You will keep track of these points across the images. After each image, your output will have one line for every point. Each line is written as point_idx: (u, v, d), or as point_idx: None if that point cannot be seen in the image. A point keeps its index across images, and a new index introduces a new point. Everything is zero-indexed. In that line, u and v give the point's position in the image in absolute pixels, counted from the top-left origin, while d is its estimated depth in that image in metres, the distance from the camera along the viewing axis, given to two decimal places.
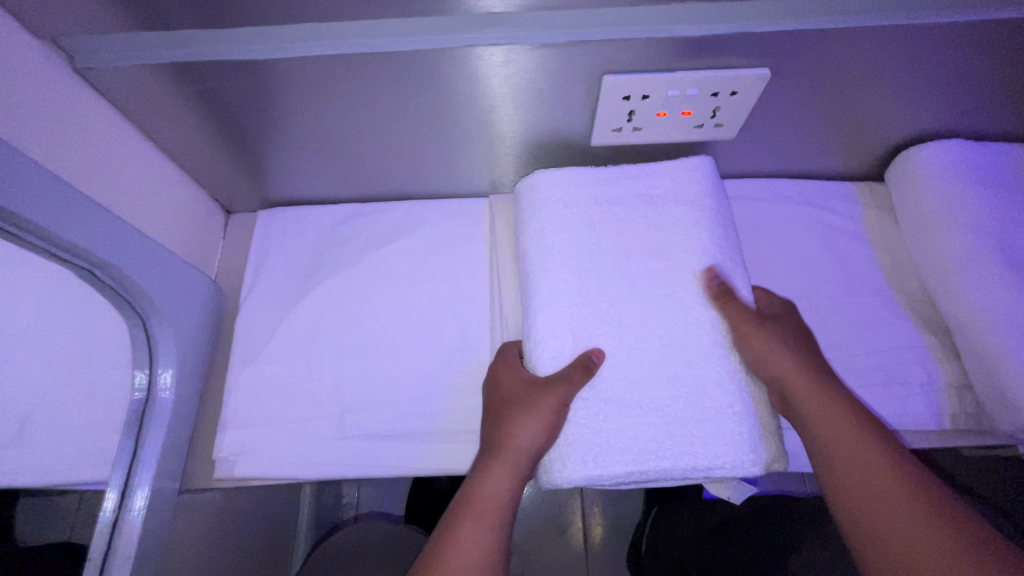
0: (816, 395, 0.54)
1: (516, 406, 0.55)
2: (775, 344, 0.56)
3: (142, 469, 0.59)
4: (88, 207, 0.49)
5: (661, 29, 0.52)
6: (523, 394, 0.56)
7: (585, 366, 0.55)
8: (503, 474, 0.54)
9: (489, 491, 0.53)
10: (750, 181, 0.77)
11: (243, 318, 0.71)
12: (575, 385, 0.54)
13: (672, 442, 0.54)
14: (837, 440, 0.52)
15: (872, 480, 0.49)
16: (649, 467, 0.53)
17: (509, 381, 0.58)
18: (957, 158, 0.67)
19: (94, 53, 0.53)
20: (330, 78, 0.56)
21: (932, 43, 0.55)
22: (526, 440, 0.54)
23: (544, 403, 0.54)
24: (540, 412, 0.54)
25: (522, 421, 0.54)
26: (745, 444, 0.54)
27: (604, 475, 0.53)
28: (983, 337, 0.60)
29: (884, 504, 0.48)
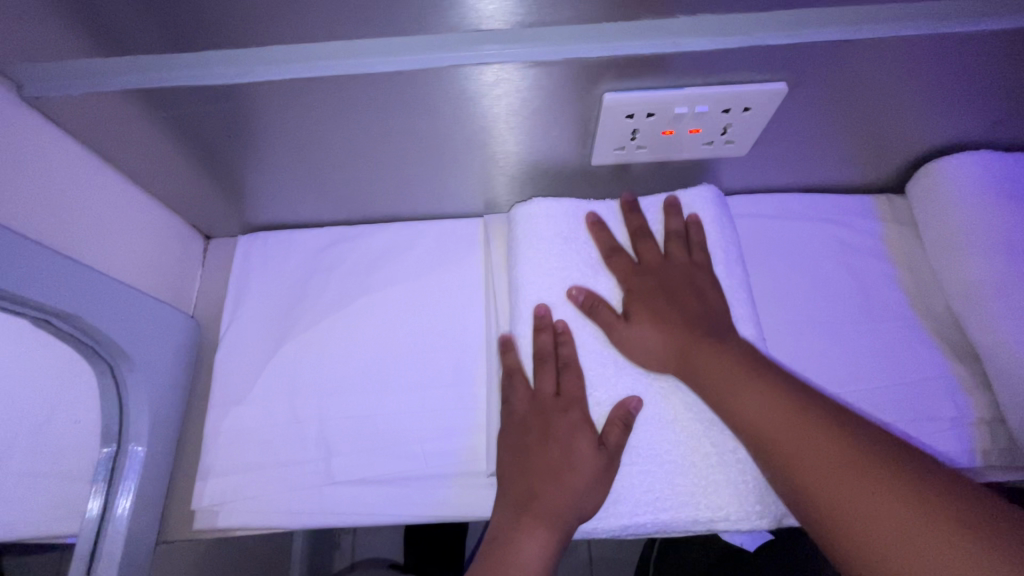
0: (708, 354, 0.52)
1: (554, 459, 0.52)
2: (643, 329, 0.55)
3: (114, 524, 0.55)
4: (40, 257, 0.44)
5: (669, 42, 0.47)
6: (575, 451, 0.52)
7: (626, 421, 0.53)
8: (541, 539, 0.49)
9: (526, 555, 0.49)
10: (761, 197, 0.72)
11: (221, 355, 0.66)
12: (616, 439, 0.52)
13: (671, 490, 0.52)
14: (745, 395, 0.49)
15: (796, 431, 0.45)
16: (649, 517, 0.52)
17: (559, 426, 0.53)
18: (985, 171, 0.62)
19: (44, 81, 0.48)
20: (307, 100, 0.51)
21: (958, 52, 0.50)
22: (576, 506, 0.50)
23: (585, 455, 0.52)
24: (596, 475, 0.51)
25: (570, 486, 0.51)
26: (750, 492, 0.51)
27: (599, 527, 0.52)
28: (1017, 368, 0.56)
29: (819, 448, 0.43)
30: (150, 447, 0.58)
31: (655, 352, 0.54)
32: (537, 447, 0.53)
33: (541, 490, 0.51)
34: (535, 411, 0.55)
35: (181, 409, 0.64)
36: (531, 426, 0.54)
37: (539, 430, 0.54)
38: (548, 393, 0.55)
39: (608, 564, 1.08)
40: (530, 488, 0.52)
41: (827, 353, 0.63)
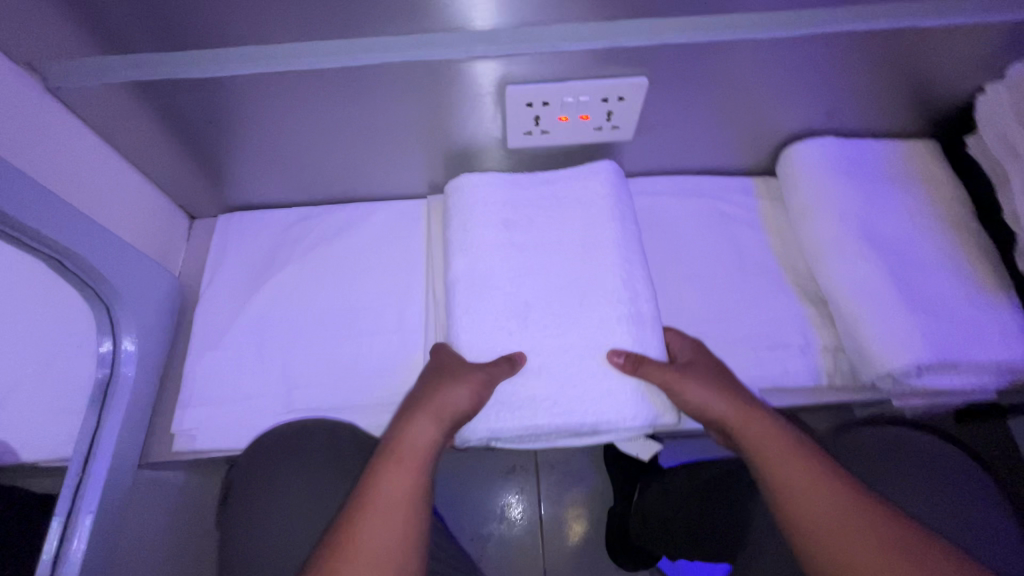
0: (741, 413, 0.63)
1: (441, 374, 0.64)
2: (701, 390, 0.63)
3: (106, 437, 0.66)
4: (59, 203, 0.57)
5: (548, 46, 0.62)
6: (453, 369, 0.63)
7: (510, 362, 0.64)
8: (420, 432, 0.62)
9: (409, 442, 0.61)
10: (660, 179, 0.86)
11: (201, 310, 0.78)
12: (494, 366, 0.63)
13: (565, 400, 0.64)
14: (765, 445, 0.61)
15: (801, 470, 0.58)
16: (546, 421, 0.63)
17: (444, 358, 0.66)
18: (828, 152, 0.78)
19: (65, 75, 0.62)
20: (270, 92, 0.65)
21: (778, 54, 0.66)
22: (450, 411, 0.61)
23: (464, 371, 0.63)
24: (465, 384, 0.62)
25: (446, 396, 0.62)
26: (626, 401, 0.64)
27: (504, 427, 0.63)
28: (849, 303, 0.70)
29: (815, 483, 0.58)
30: (138, 374, 0.70)
31: (713, 408, 0.63)
32: (427, 376, 0.65)
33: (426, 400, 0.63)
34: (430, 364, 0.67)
35: (164, 354, 0.75)
36: (429, 360, 0.67)
37: (434, 361, 0.66)
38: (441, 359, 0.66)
39: (560, 525, 1.18)
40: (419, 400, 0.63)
41: (706, 300, 0.77)
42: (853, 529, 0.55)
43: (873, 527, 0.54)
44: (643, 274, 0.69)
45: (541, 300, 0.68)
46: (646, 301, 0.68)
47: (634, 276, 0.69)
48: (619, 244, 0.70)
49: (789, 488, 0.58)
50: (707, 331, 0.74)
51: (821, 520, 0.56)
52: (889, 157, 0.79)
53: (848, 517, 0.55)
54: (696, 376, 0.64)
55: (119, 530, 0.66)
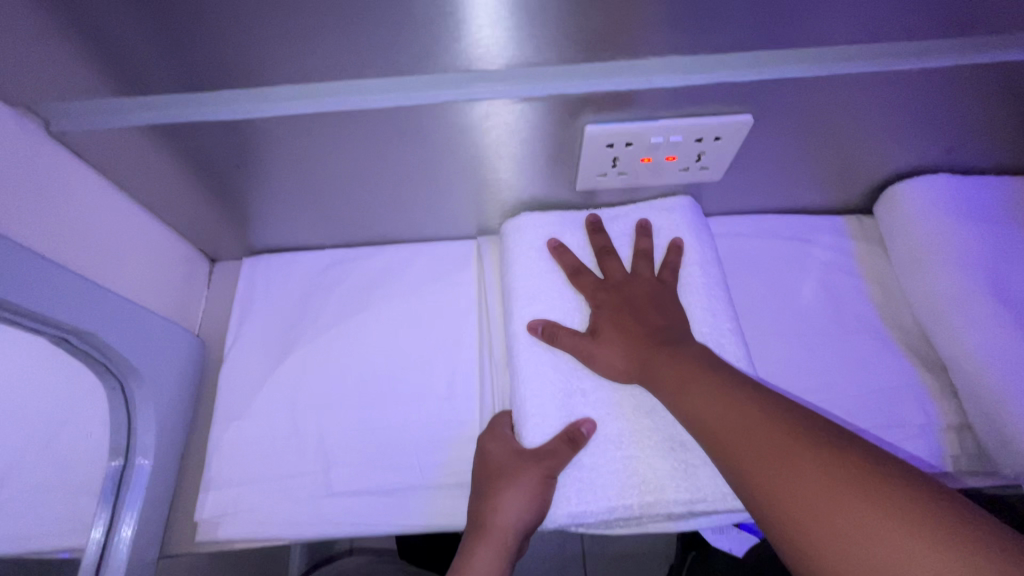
0: (668, 362, 0.52)
1: (497, 483, 0.57)
2: (606, 344, 0.57)
3: (121, 536, 0.57)
4: (63, 276, 0.48)
5: (641, 80, 0.52)
6: (508, 469, 0.57)
7: (571, 438, 0.55)
8: (489, 554, 0.55)
9: (475, 572, 0.54)
10: (740, 218, 0.76)
11: (226, 374, 0.69)
12: (554, 457, 0.55)
13: (652, 474, 0.55)
14: (697, 395, 0.49)
15: (750, 420, 0.44)
16: (636, 499, 0.54)
17: (497, 453, 0.59)
18: (947, 193, 0.66)
19: (72, 118, 0.52)
20: (309, 134, 0.55)
21: (908, 87, 0.55)
22: (515, 520, 0.55)
23: (526, 476, 0.55)
24: (526, 492, 0.55)
25: (509, 506, 0.55)
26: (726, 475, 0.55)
27: (589, 509, 0.54)
28: (983, 378, 0.59)
29: (784, 453, 0.41)
30: (156, 461, 0.61)
31: (620, 367, 0.56)
32: (483, 482, 0.58)
33: (486, 513, 0.57)
34: (484, 464, 0.59)
35: (185, 425, 0.67)
36: (482, 455, 0.60)
37: (483, 461, 0.59)
38: (496, 455, 0.59)
39: None
40: (480, 513, 0.57)
41: (801, 363, 0.67)
42: (839, 508, 0.36)
43: (874, 498, 0.36)
44: (731, 323, 0.61)
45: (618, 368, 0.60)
46: (738, 358, 0.58)
47: (719, 325, 0.60)
48: (700, 290, 0.62)
49: (758, 467, 0.41)
50: (805, 402, 0.65)
51: (803, 501, 0.38)
52: (1015, 198, 0.68)
53: (829, 488, 0.37)
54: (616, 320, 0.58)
55: None
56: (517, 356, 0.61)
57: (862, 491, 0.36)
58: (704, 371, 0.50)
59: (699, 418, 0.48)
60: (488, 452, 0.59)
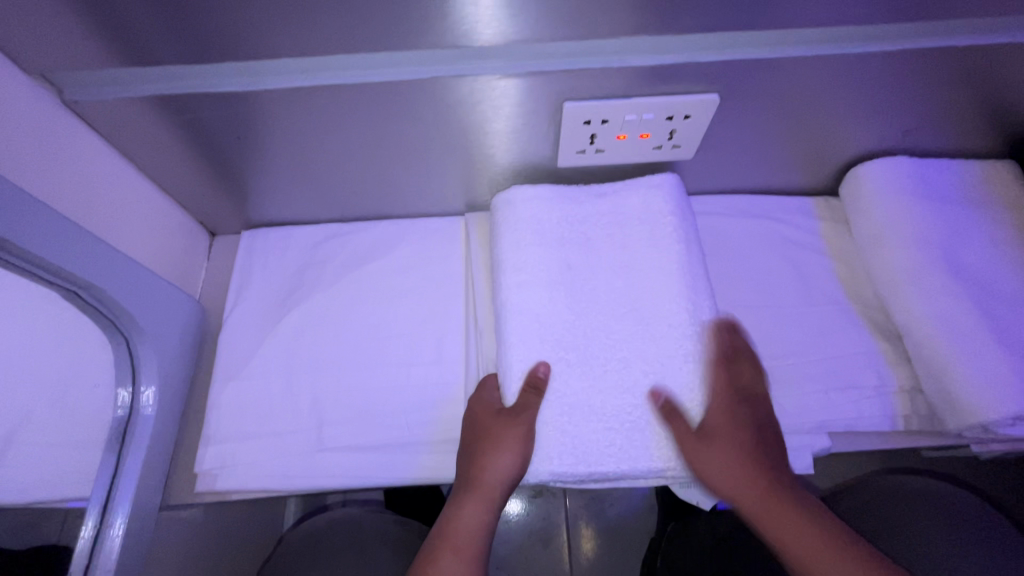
0: (772, 488, 0.58)
1: (482, 440, 0.61)
2: (711, 451, 0.58)
3: (126, 481, 0.61)
4: (75, 231, 0.52)
5: (614, 59, 0.56)
6: (493, 428, 0.60)
7: (537, 384, 0.60)
8: (476, 509, 0.60)
9: (464, 524, 0.59)
10: (715, 199, 0.81)
11: (224, 338, 0.73)
12: (531, 412, 0.59)
13: (629, 441, 0.59)
14: (789, 524, 0.57)
15: (822, 542, 0.56)
16: (613, 466, 0.59)
17: (482, 412, 0.62)
18: (903, 173, 0.71)
19: (84, 88, 0.56)
20: (305, 108, 0.59)
21: (862, 70, 0.60)
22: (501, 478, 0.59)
23: (509, 434, 0.59)
24: (506, 447, 0.59)
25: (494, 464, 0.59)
26: None
27: (567, 471, 0.59)
28: (931, 342, 0.64)
29: (795, 526, 0.57)
30: (159, 411, 0.65)
31: (727, 477, 0.58)
32: (470, 442, 0.62)
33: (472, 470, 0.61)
34: (470, 423, 0.63)
35: (186, 385, 0.70)
36: (471, 416, 0.64)
37: (470, 421, 0.64)
38: (480, 414, 0.63)
39: (592, 553, 1.11)
40: (467, 471, 0.61)
41: (768, 332, 0.72)
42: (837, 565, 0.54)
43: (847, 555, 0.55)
44: (709, 302, 0.64)
45: (602, 334, 0.63)
46: (714, 336, 0.63)
47: (699, 304, 0.63)
48: (682, 269, 0.65)
49: (777, 526, 0.57)
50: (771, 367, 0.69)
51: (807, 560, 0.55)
52: (969, 179, 0.73)
53: None
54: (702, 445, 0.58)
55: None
56: (506, 321, 0.64)
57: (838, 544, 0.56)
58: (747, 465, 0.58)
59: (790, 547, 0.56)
60: (474, 412, 0.64)
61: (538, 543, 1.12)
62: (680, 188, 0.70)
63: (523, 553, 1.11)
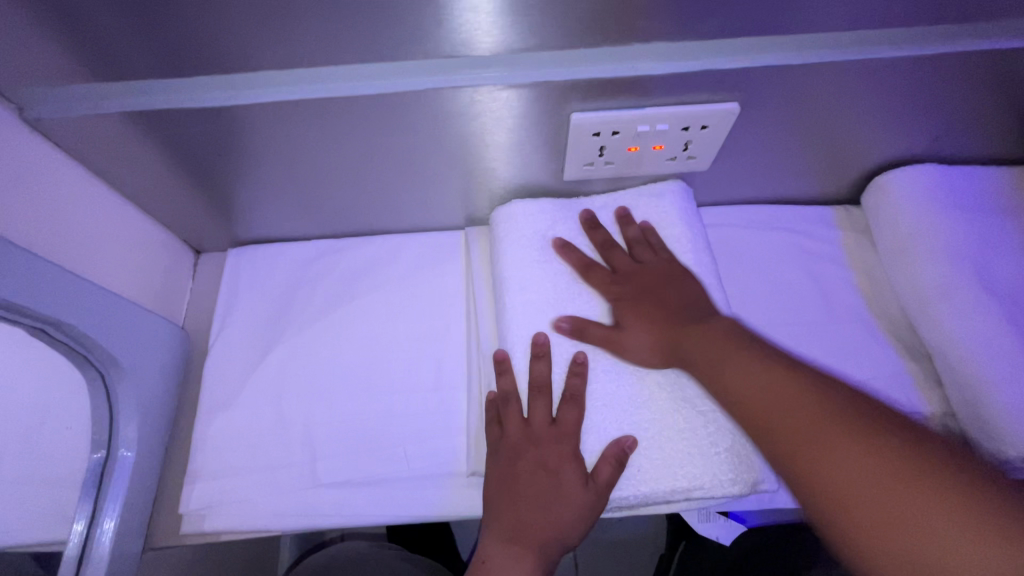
0: (699, 339, 0.54)
1: (546, 496, 0.54)
2: (632, 333, 0.58)
3: (103, 529, 0.57)
4: (40, 264, 0.47)
5: (626, 67, 0.51)
6: (560, 486, 0.54)
7: (620, 457, 0.54)
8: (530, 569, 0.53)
9: None
10: (727, 209, 0.76)
11: (210, 366, 0.69)
12: (608, 484, 0.54)
13: (648, 469, 0.55)
14: (730, 372, 0.51)
15: (756, 385, 0.48)
16: (631, 490, 0.55)
17: (547, 467, 0.55)
18: (932, 183, 0.66)
19: (47, 104, 0.51)
20: (290, 122, 0.54)
21: (895, 76, 0.55)
22: (562, 526, 0.54)
23: (577, 498, 0.53)
24: (576, 513, 0.53)
25: (558, 507, 0.54)
26: (722, 464, 0.54)
27: None
28: (966, 367, 0.59)
29: (739, 366, 0.50)
30: (139, 452, 0.61)
31: (644, 346, 0.58)
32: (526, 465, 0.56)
33: (529, 508, 0.54)
34: (527, 434, 0.57)
35: (169, 418, 0.66)
36: (525, 465, 0.56)
37: (527, 467, 0.56)
38: (543, 422, 0.57)
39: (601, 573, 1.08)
40: (521, 505, 0.55)
41: (788, 352, 0.67)
42: (776, 405, 0.47)
43: (927, 488, 0.37)
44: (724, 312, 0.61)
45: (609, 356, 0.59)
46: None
47: None
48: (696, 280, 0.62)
49: (710, 368, 0.52)
50: None
51: (845, 476, 0.40)
52: (1002, 188, 0.68)
53: (851, 449, 0.41)
54: (745, 357, 0.51)
55: None
56: (512, 345, 0.60)
57: (914, 476, 0.38)
58: (778, 368, 0.48)
59: (733, 393, 0.50)
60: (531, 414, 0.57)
61: None
62: (690, 197, 0.67)
63: None
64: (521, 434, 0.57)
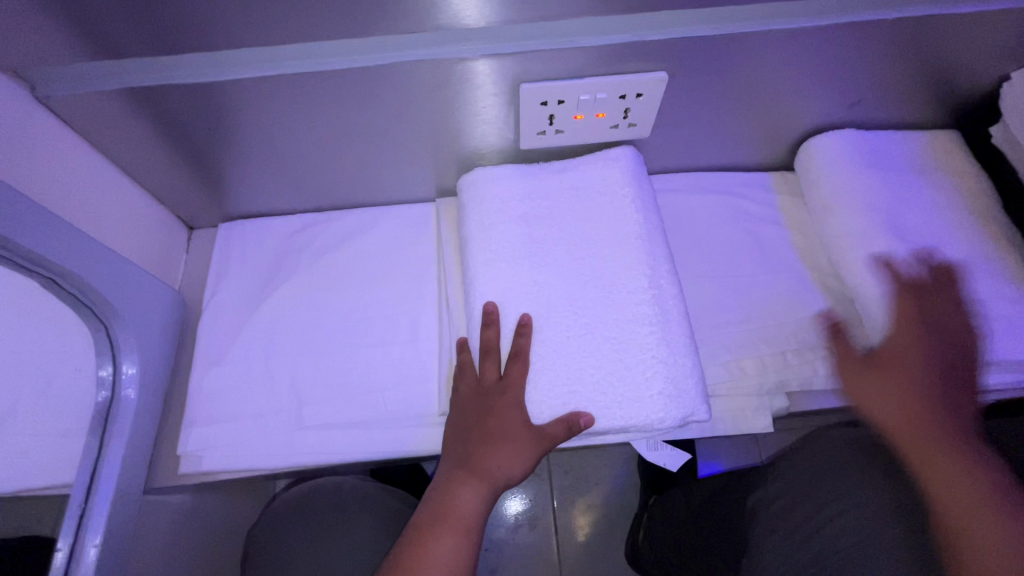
0: (927, 424, 0.57)
1: (497, 435, 0.61)
2: (867, 392, 0.62)
3: (109, 465, 0.63)
4: (51, 219, 0.54)
5: (564, 40, 0.59)
6: (512, 430, 0.61)
7: (573, 422, 0.61)
8: (475, 496, 0.60)
9: (461, 508, 0.59)
10: (675, 177, 0.84)
11: (204, 326, 0.75)
12: (556, 440, 0.61)
13: (594, 401, 0.62)
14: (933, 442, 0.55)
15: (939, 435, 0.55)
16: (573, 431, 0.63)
17: (502, 411, 0.61)
18: (850, 146, 0.75)
19: (57, 83, 0.58)
20: (271, 98, 0.62)
21: (802, 47, 0.63)
22: (506, 468, 0.60)
23: (525, 442, 0.60)
24: (524, 454, 0.60)
25: (503, 450, 0.60)
26: (659, 402, 0.61)
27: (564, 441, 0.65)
28: (881, 302, 0.67)
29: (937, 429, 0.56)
30: (141, 396, 0.67)
31: (889, 421, 0.58)
32: (478, 414, 0.63)
33: (477, 450, 0.61)
34: (479, 388, 0.64)
35: (167, 373, 0.72)
36: (482, 408, 0.63)
37: (482, 406, 0.63)
38: (492, 379, 0.64)
39: (579, 530, 1.14)
40: (472, 447, 0.62)
41: (729, 300, 0.75)
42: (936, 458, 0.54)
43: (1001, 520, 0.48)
44: (667, 263, 0.68)
45: (562, 301, 0.66)
46: (672, 297, 0.66)
47: (658, 269, 0.67)
48: (642, 237, 0.68)
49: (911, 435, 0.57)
50: (731, 333, 0.72)
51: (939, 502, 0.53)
52: (914, 150, 0.77)
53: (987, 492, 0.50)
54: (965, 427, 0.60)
55: (122, 560, 0.63)
56: (476, 293, 0.67)
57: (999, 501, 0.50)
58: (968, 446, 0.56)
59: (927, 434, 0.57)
60: (483, 373, 0.64)
61: (524, 524, 1.14)
62: (639, 161, 0.74)
63: (511, 534, 1.13)
64: (483, 383, 0.64)
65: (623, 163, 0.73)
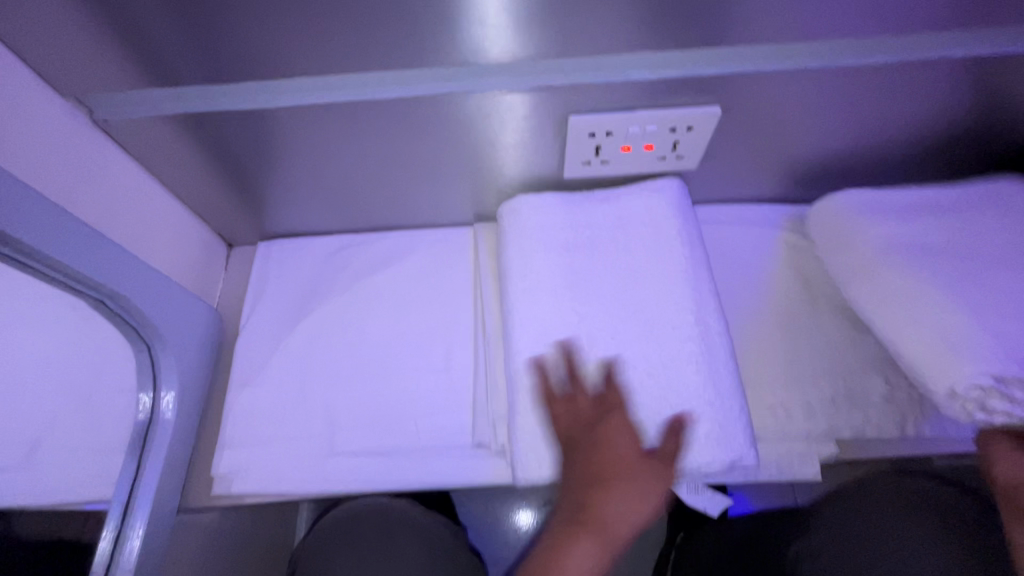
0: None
1: (610, 472, 0.56)
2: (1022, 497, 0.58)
3: (143, 487, 0.63)
4: (101, 243, 0.54)
5: (617, 74, 0.58)
6: (621, 461, 0.56)
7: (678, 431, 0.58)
8: (593, 552, 0.52)
9: (579, 565, 0.51)
10: (718, 207, 0.82)
11: (241, 346, 0.75)
12: (676, 460, 0.57)
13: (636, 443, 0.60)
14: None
15: None
16: None
17: (614, 442, 0.57)
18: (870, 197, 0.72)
19: (113, 108, 0.59)
20: (319, 124, 0.62)
21: (863, 83, 0.61)
22: (627, 511, 0.54)
23: (643, 476, 0.56)
24: (646, 490, 0.55)
25: (621, 491, 0.55)
26: (705, 445, 0.59)
27: None
28: (927, 331, 0.61)
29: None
30: (178, 418, 0.66)
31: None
32: (583, 449, 0.58)
33: (592, 495, 0.55)
34: (575, 417, 0.60)
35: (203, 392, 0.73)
36: (587, 442, 0.58)
37: (587, 438, 0.58)
38: (588, 405, 0.60)
39: None
40: (585, 494, 0.55)
41: (774, 339, 0.72)
42: None
43: None
44: (713, 298, 0.66)
45: (606, 337, 0.64)
46: (719, 335, 0.64)
47: (704, 304, 0.65)
48: (687, 271, 0.66)
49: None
50: (776, 374, 0.70)
51: None
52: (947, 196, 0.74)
53: None
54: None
55: None
56: (514, 325, 0.65)
57: None
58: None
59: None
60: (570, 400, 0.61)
61: None
62: (684, 193, 0.72)
63: None
64: (579, 410, 0.60)
65: (669, 195, 0.71)
